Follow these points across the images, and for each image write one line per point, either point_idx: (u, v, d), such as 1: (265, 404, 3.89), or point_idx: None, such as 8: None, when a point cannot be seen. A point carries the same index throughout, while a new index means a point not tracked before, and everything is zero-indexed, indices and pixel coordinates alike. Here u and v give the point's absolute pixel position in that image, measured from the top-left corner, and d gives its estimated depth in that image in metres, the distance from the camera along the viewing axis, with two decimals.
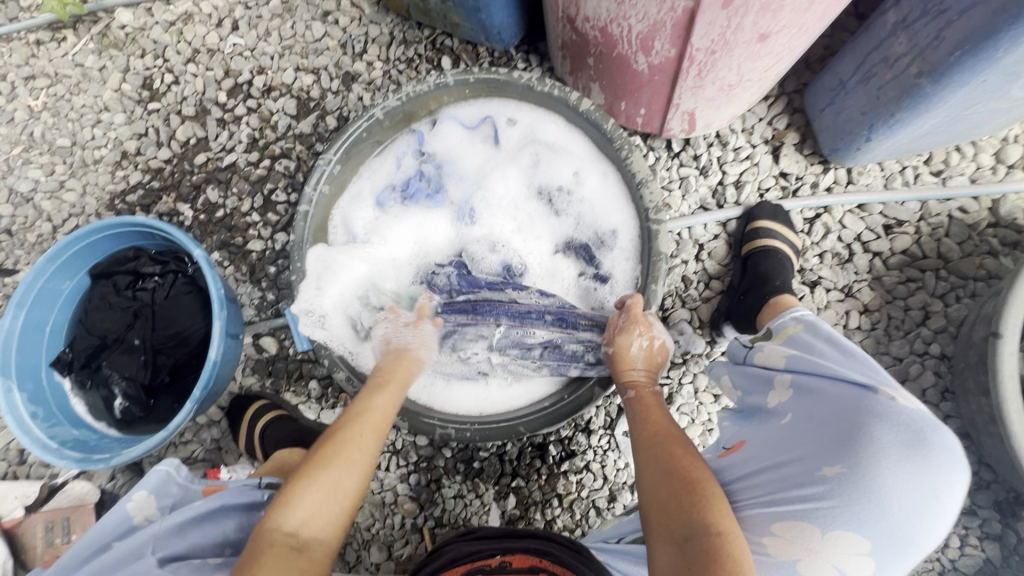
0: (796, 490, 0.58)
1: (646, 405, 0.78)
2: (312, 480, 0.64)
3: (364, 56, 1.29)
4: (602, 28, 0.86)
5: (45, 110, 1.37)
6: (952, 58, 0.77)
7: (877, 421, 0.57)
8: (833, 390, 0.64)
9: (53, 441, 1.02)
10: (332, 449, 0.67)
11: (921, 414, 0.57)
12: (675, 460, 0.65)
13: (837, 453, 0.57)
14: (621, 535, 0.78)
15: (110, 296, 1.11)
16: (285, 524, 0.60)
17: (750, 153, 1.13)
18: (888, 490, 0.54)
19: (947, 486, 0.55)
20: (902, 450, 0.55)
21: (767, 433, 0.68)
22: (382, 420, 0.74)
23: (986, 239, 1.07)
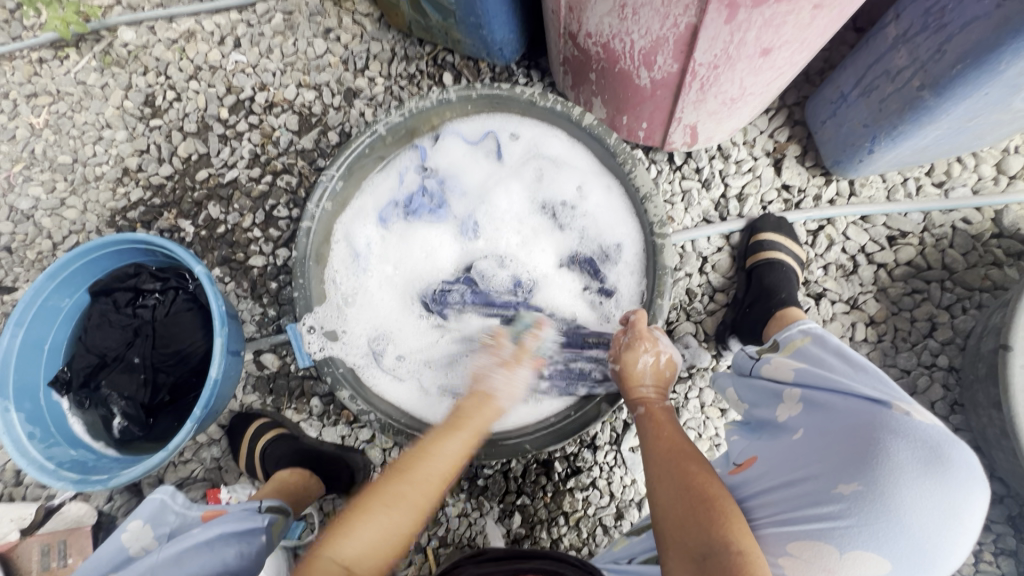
0: (812, 509, 0.57)
1: (657, 420, 0.77)
2: (376, 515, 0.62)
3: (366, 72, 1.30)
4: (604, 44, 0.86)
5: (46, 127, 1.37)
6: (955, 71, 0.77)
7: (892, 437, 0.56)
8: (846, 405, 0.63)
9: (50, 462, 1.01)
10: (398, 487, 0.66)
11: (937, 428, 0.56)
12: (689, 476, 0.64)
13: (853, 471, 0.56)
14: (633, 556, 0.76)
15: (110, 314, 1.10)
16: (342, 557, 0.58)
17: (752, 166, 1.13)
18: (909, 510, 0.52)
19: (969, 503, 0.53)
20: (921, 467, 0.53)
21: (778, 448, 0.67)
22: (449, 466, 0.72)
23: (990, 250, 1.07)
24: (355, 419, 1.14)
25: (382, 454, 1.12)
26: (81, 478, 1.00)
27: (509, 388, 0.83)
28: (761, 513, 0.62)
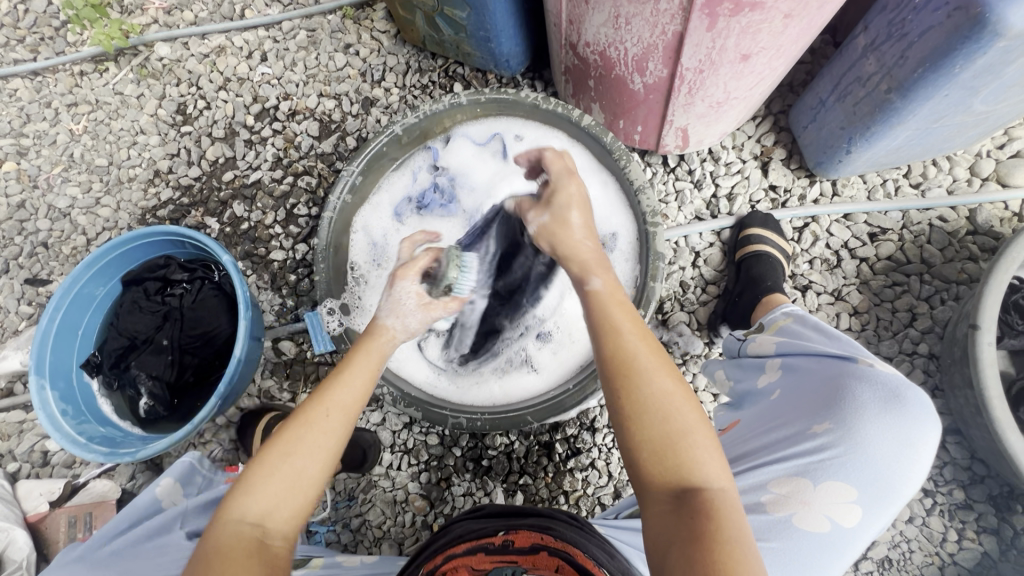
0: (789, 449, 0.63)
1: (612, 329, 0.65)
2: (275, 470, 0.60)
3: (382, 83, 1.40)
4: (600, 52, 0.96)
5: (85, 133, 1.48)
6: (916, 74, 0.86)
7: (858, 382, 0.64)
8: (818, 363, 0.69)
9: (81, 437, 1.07)
10: (293, 433, 0.62)
11: (895, 375, 0.65)
12: (656, 394, 0.57)
13: (826, 413, 0.63)
14: (620, 512, 0.82)
15: (140, 301, 1.18)
16: (247, 515, 0.58)
17: (741, 167, 1.21)
18: (873, 441, 0.60)
19: (921, 437, 0.62)
20: (882, 405, 0.62)
21: (759, 409, 0.72)
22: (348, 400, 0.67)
23: (966, 245, 1.14)
24: (367, 402, 1.19)
25: (391, 436, 1.17)
26: (110, 451, 1.07)
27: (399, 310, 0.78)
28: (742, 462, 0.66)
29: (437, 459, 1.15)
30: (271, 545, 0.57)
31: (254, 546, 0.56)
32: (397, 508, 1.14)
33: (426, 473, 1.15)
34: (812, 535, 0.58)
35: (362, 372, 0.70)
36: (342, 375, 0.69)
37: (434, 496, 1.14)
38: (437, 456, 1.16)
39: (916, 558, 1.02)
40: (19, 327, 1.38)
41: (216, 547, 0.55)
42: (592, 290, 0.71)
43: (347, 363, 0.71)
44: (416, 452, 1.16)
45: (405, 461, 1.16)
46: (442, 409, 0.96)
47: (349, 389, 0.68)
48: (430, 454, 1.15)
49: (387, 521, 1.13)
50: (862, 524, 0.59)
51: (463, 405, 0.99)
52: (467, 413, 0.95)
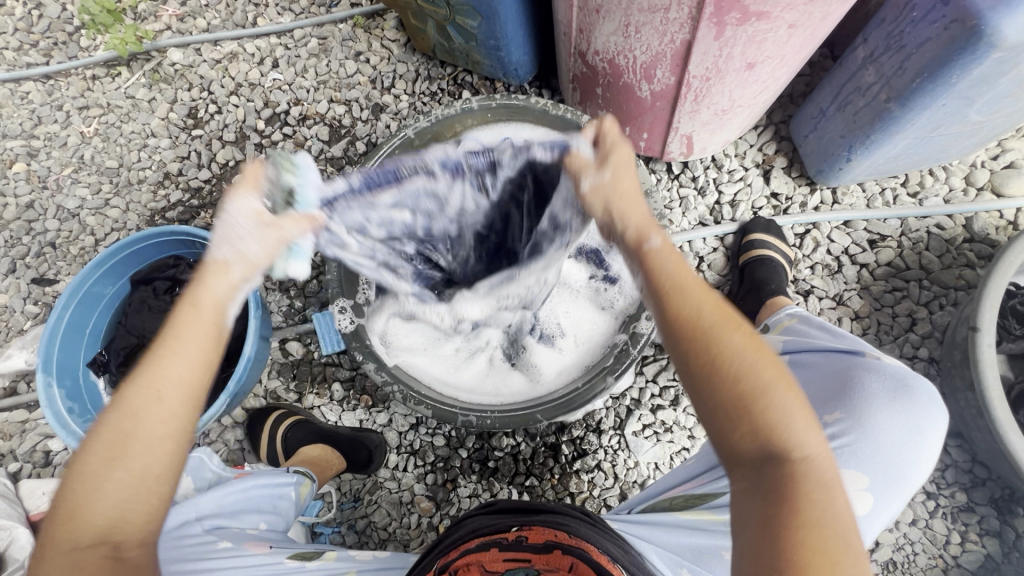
0: None
1: (678, 287, 0.58)
2: (109, 478, 0.53)
3: (392, 90, 1.43)
4: (609, 60, 0.99)
5: (96, 136, 1.50)
6: (914, 84, 0.89)
7: (867, 373, 0.65)
8: (826, 357, 0.70)
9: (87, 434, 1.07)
10: (121, 429, 0.54)
11: (901, 366, 0.67)
12: (731, 357, 0.53)
13: (836, 403, 0.65)
14: (631, 506, 0.81)
15: (150, 300, 1.19)
16: (82, 540, 0.52)
17: (743, 175, 1.24)
18: (883, 429, 0.62)
19: (930, 425, 0.63)
20: (892, 395, 0.63)
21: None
22: (185, 377, 0.56)
23: (963, 252, 1.17)
24: (374, 403, 1.20)
25: (398, 437, 1.18)
26: None
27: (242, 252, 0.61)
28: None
29: (443, 460, 1.15)
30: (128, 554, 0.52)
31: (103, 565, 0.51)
32: (403, 509, 1.14)
33: (432, 474, 1.15)
34: None
35: (196, 337, 0.58)
36: (167, 345, 0.57)
37: (440, 497, 1.14)
38: (443, 457, 1.16)
39: (921, 560, 1.03)
40: (25, 326, 1.38)
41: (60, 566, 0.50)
42: (651, 250, 0.61)
43: (172, 326, 0.58)
44: (422, 453, 1.16)
45: (411, 462, 1.16)
46: (453, 406, 0.96)
47: (183, 361, 0.57)
48: (436, 455, 1.15)
49: (393, 522, 1.13)
50: (873, 511, 0.61)
51: (473, 402, 1.00)
52: (477, 410, 0.96)
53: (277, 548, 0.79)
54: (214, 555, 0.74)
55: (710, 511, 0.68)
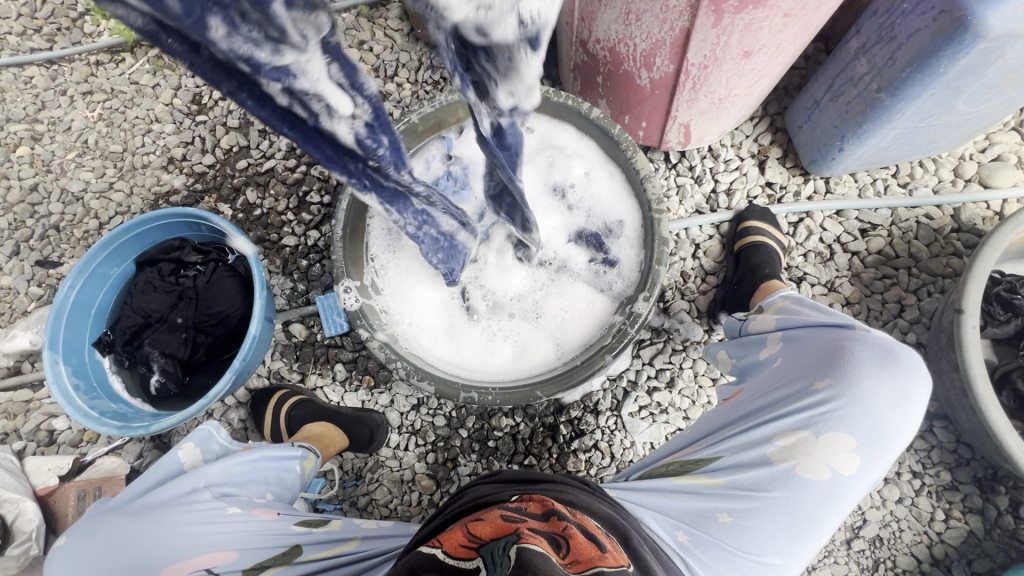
0: (793, 406, 0.69)
1: None
2: None
3: (395, 78, 1.45)
4: (610, 48, 1.01)
5: (100, 120, 1.51)
6: (904, 74, 0.92)
7: (855, 342, 0.69)
8: (817, 331, 0.74)
9: (94, 411, 1.09)
10: None
11: (887, 337, 0.71)
12: None
13: (826, 371, 0.69)
14: (629, 475, 0.82)
15: (154, 281, 1.21)
16: None
17: (739, 164, 1.27)
18: (870, 394, 0.66)
19: (914, 390, 0.67)
20: (878, 362, 0.67)
21: (761, 376, 0.77)
22: None
23: (951, 242, 1.21)
24: (376, 384, 1.22)
25: (399, 417, 1.20)
26: (122, 424, 1.08)
27: None
28: (748, 421, 0.72)
29: (444, 440, 1.18)
30: None
31: None
32: (404, 487, 1.16)
33: (433, 453, 1.18)
34: (813, 482, 0.65)
35: None
36: None
37: (440, 476, 1.16)
38: (444, 437, 1.18)
39: (906, 536, 1.06)
40: (29, 308, 1.39)
41: None
42: None
43: None
44: (423, 433, 1.19)
45: (412, 442, 1.18)
46: (455, 383, 0.98)
47: None
48: (437, 435, 1.17)
49: (394, 499, 1.15)
50: (860, 472, 0.65)
51: (478, 381, 1.02)
52: (478, 388, 0.98)
53: (285, 515, 0.82)
54: (223, 522, 0.76)
55: (703, 475, 0.70)
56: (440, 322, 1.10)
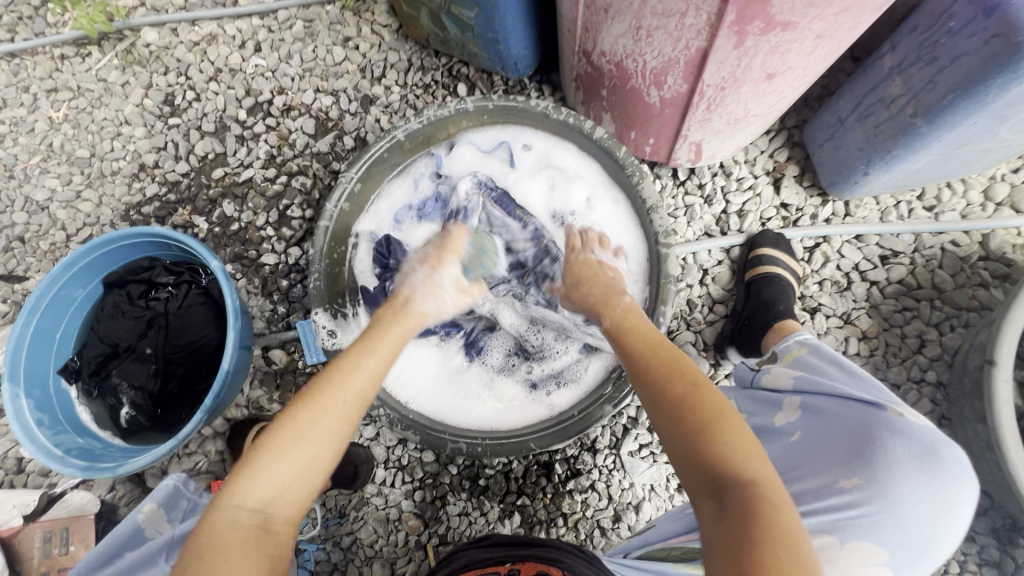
0: (815, 503, 0.61)
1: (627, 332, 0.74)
2: (286, 453, 0.57)
3: (382, 80, 1.34)
4: (617, 63, 0.91)
5: (66, 122, 1.40)
6: (946, 100, 0.83)
7: (890, 434, 0.60)
8: (843, 408, 0.66)
9: (58, 449, 1.02)
10: (291, 428, 0.58)
11: (928, 427, 0.61)
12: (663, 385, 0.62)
13: (854, 467, 0.60)
14: (629, 552, 0.79)
15: (123, 305, 1.13)
16: (249, 501, 0.55)
17: (753, 183, 1.18)
18: (907, 501, 0.57)
19: (958, 495, 0.58)
20: (917, 463, 0.58)
21: (776, 451, 0.70)
22: (356, 402, 0.63)
23: (978, 271, 1.12)
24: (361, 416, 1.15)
25: (385, 451, 1.13)
26: (88, 465, 1.01)
27: (430, 290, 0.80)
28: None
29: (432, 477, 1.11)
30: (274, 535, 0.54)
31: (253, 533, 0.53)
32: (390, 526, 1.10)
33: (420, 491, 1.11)
34: None
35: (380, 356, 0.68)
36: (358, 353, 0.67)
37: (429, 515, 1.10)
38: (432, 473, 1.12)
39: None
40: None
41: (214, 531, 0.52)
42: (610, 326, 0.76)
43: (366, 342, 0.69)
44: (411, 469, 1.12)
45: (399, 478, 1.12)
46: (441, 432, 0.93)
47: (361, 373, 0.65)
48: (425, 472, 1.11)
49: (379, 540, 1.10)
50: None
51: (469, 429, 0.96)
52: (467, 438, 0.93)
53: None
54: None
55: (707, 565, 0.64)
56: (429, 359, 1.03)
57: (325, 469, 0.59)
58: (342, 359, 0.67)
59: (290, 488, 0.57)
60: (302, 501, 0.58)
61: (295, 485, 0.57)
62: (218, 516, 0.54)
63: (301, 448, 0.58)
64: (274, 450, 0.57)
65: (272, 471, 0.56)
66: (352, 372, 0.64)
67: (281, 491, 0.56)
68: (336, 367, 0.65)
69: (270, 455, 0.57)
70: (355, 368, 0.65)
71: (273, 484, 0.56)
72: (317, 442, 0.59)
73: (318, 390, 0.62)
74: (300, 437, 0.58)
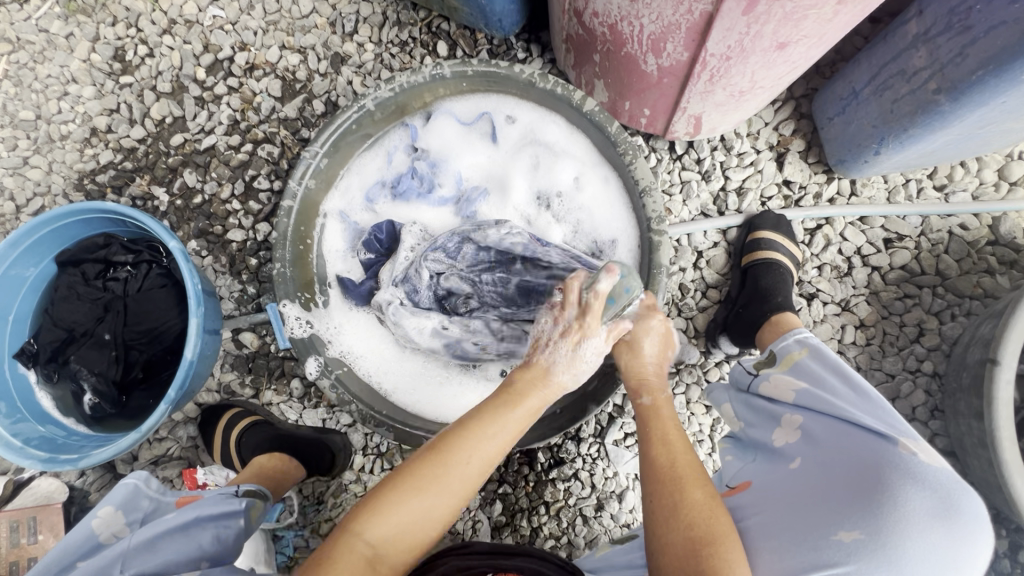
0: (807, 553, 0.54)
1: (654, 418, 0.73)
2: (415, 498, 0.59)
3: (355, 37, 1.21)
4: (610, 25, 0.81)
5: (5, 78, 1.26)
6: (974, 77, 0.75)
7: (903, 482, 0.54)
8: (852, 442, 0.61)
9: (17, 439, 0.96)
10: (436, 464, 0.61)
11: (946, 474, 0.54)
12: (673, 482, 0.63)
13: (856, 517, 0.53)
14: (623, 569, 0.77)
15: (78, 287, 1.05)
16: (366, 536, 0.57)
17: (754, 159, 1.10)
18: (912, 559, 0.50)
19: (971, 554, 0.51)
20: (929, 516, 0.51)
21: (774, 476, 0.66)
22: (496, 451, 0.65)
23: (984, 257, 1.06)
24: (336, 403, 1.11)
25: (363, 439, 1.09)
26: (50, 456, 0.97)
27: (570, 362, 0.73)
28: (754, 555, 0.59)
29: None
30: (383, 573, 0.57)
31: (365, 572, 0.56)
32: None
33: None
34: None
35: (524, 412, 0.68)
36: (490, 408, 0.67)
37: None
38: None
39: None
40: None
41: (332, 556, 0.56)
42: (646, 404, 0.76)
43: (510, 394, 0.69)
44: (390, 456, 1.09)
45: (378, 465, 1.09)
46: (417, 429, 0.90)
47: (494, 441, 0.64)
48: (404, 459, 1.08)
49: None
50: None
51: (446, 426, 0.92)
52: None
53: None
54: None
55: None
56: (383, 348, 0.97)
57: (444, 518, 0.61)
58: (478, 412, 0.67)
59: (405, 536, 0.59)
60: (401, 559, 0.59)
61: (408, 535, 0.59)
62: (343, 539, 0.57)
63: (421, 498, 0.60)
64: (401, 498, 0.59)
65: (395, 515, 0.58)
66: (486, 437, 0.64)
67: (396, 540, 0.58)
68: (462, 430, 0.64)
69: (395, 497, 0.59)
70: (495, 426, 0.65)
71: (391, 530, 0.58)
72: (440, 501, 0.60)
73: (446, 450, 0.62)
74: (433, 482, 0.60)
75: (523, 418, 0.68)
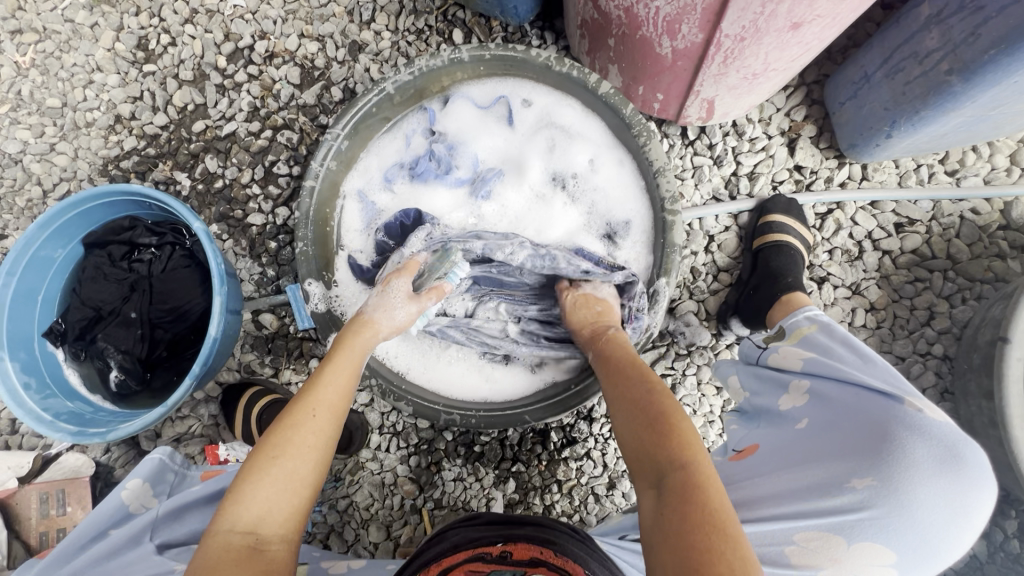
0: (821, 500, 0.59)
1: (609, 357, 0.77)
2: (266, 473, 0.60)
3: (372, 25, 1.24)
4: (626, 8, 0.83)
5: (33, 67, 1.30)
6: (987, 56, 0.76)
7: (910, 435, 0.58)
8: (858, 399, 0.64)
9: (46, 413, 0.99)
10: (275, 440, 0.62)
11: (949, 425, 0.59)
12: (634, 393, 0.66)
13: (867, 467, 0.58)
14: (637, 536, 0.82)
15: (105, 267, 1.09)
16: (238, 523, 0.57)
17: (766, 144, 1.11)
18: (919, 502, 0.56)
19: (973, 499, 0.57)
20: (934, 465, 0.57)
21: (783, 438, 0.69)
22: (338, 397, 0.69)
23: (996, 241, 1.07)
24: None
25: (379, 418, 1.11)
26: (79, 429, 0.99)
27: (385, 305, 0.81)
28: (768, 507, 0.62)
29: (427, 443, 1.11)
30: (268, 549, 0.57)
31: (248, 552, 0.55)
32: (386, 490, 1.11)
33: (415, 457, 1.11)
34: None
35: (345, 369, 0.73)
36: (320, 373, 0.71)
37: (424, 480, 1.10)
38: (427, 440, 1.11)
39: None
40: None
41: (210, 556, 0.54)
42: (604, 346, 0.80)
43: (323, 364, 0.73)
44: (406, 435, 1.11)
45: (394, 444, 1.11)
46: (435, 403, 0.93)
47: (333, 386, 0.69)
48: (419, 438, 1.10)
49: (375, 503, 1.10)
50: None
51: (461, 401, 0.95)
52: (460, 409, 0.93)
53: None
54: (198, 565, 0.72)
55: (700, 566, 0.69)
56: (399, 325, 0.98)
57: (312, 479, 0.62)
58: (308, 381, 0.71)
59: (274, 510, 0.58)
60: (281, 535, 0.58)
61: (279, 503, 0.59)
62: (212, 536, 0.56)
63: (279, 465, 0.60)
64: (257, 475, 0.59)
65: (258, 495, 0.58)
66: (327, 379, 0.70)
67: (269, 511, 0.58)
68: (292, 408, 0.66)
69: (250, 480, 0.59)
70: (320, 385, 0.69)
71: (257, 505, 0.58)
72: (300, 460, 0.62)
73: (289, 415, 0.65)
74: (276, 455, 0.61)
75: (350, 366, 0.73)
